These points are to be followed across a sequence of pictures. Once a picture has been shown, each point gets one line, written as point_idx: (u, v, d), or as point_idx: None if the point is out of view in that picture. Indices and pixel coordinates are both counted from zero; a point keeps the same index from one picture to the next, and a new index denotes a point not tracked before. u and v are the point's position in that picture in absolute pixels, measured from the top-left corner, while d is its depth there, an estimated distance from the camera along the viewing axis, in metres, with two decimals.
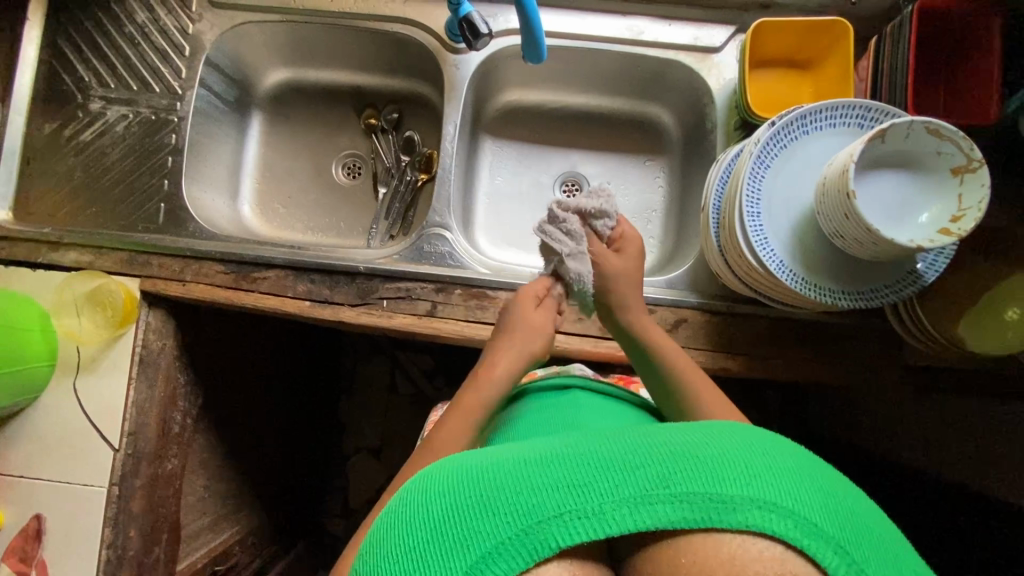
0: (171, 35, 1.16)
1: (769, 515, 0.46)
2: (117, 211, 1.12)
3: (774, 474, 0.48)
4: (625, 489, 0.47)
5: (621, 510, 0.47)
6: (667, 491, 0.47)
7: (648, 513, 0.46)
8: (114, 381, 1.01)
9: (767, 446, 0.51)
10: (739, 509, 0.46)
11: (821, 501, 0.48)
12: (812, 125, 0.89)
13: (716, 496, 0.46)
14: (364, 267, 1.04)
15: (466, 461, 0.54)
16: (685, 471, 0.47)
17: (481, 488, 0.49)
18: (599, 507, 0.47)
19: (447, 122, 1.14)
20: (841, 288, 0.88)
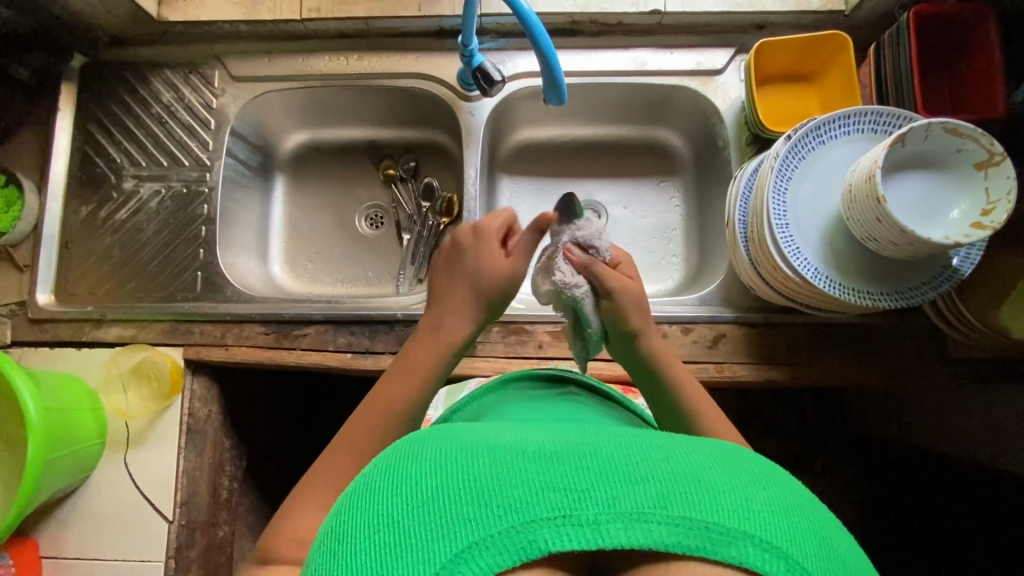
0: (195, 111, 0.91)
1: (763, 552, 0.32)
2: (160, 283, 0.87)
3: (772, 508, 0.33)
4: (618, 500, 0.33)
5: (614, 523, 0.32)
6: (670, 505, 0.32)
7: (642, 532, 0.32)
8: (163, 456, 0.81)
9: (797, 491, 0.37)
10: (748, 552, 0.32)
11: (811, 538, 0.33)
12: (827, 134, 0.70)
13: (724, 523, 0.32)
14: (401, 313, 0.81)
15: (468, 438, 0.39)
16: (690, 489, 0.33)
17: (464, 470, 0.35)
18: (587, 516, 0.32)
19: (468, 167, 0.88)
20: (878, 290, 0.68)
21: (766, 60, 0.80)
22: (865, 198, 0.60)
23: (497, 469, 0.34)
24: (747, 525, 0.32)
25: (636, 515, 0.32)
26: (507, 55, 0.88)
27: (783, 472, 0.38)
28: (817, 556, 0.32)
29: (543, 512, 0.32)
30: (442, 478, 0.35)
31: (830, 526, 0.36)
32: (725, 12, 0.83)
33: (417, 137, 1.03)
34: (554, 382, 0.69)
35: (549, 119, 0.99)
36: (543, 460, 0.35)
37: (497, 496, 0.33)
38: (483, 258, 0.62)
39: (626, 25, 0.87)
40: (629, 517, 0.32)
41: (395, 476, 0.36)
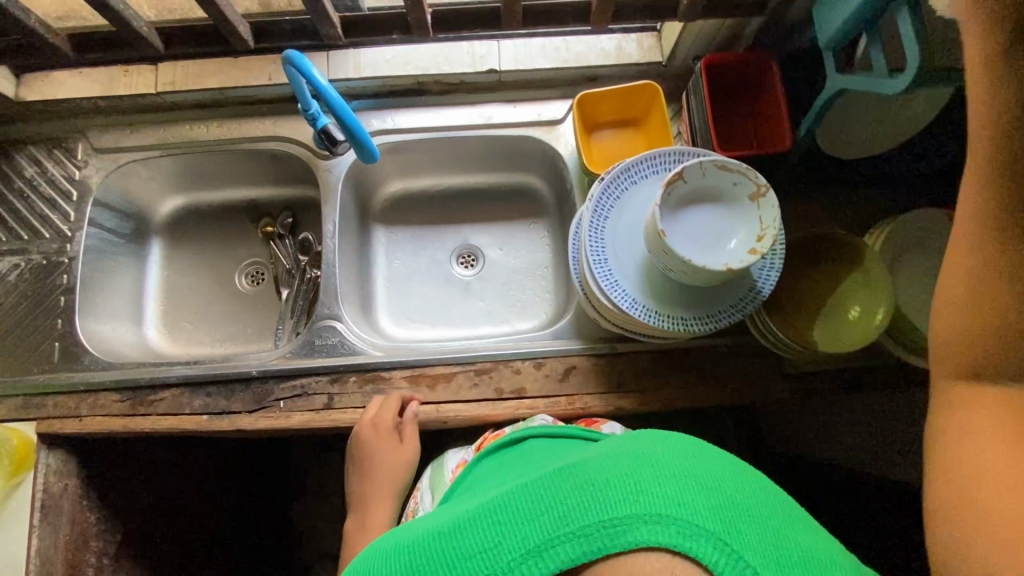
0: (55, 183, 0.92)
1: (653, 527, 0.38)
2: (15, 357, 0.86)
3: (655, 484, 0.40)
4: (530, 537, 0.39)
5: (529, 558, 0.39)
6: (573, 521, 0.39)
7: (554, 556, 0.38)
8: (15, 536, 0.80)
9: (691, 463, 0.42)
10: (644, 531, 0.38)
11: (694, 496, 0.39)
12: (638, 174, 0.76)
13: (617, 516, 0.38)
14: (256, 370, 0.82)
15: (420, 528, 0.46)
16: (582, 501, 0.39)
17: (418, 558, 0.42)
18: (512, 560, 0.39)
19: (327, 222, 0.91)
20: (692, 314, 0.72)
21: (592, 109, 0.87)
22: (653, 229, 0.65)
23: (436, 552, 0.42)
24: (635, 510, 0.38)
25: (545, 543, 0.39)
26: (361, 114, 0.93)
27: (678, 449, 0.43)
28: (705, 513, 0.38)
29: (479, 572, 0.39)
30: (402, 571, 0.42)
31: (726, 487, 0.41)
32: (556, 69, 0.90)
33: (295, 195, 1.07)
34: (511, 443, 0.68)
35: (417, 170, 1.04)
36: (469, 528, 0.42)
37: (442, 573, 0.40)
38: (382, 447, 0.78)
39: (468, 83, 0.92)
40: (539, 548, 0.39)
41: None
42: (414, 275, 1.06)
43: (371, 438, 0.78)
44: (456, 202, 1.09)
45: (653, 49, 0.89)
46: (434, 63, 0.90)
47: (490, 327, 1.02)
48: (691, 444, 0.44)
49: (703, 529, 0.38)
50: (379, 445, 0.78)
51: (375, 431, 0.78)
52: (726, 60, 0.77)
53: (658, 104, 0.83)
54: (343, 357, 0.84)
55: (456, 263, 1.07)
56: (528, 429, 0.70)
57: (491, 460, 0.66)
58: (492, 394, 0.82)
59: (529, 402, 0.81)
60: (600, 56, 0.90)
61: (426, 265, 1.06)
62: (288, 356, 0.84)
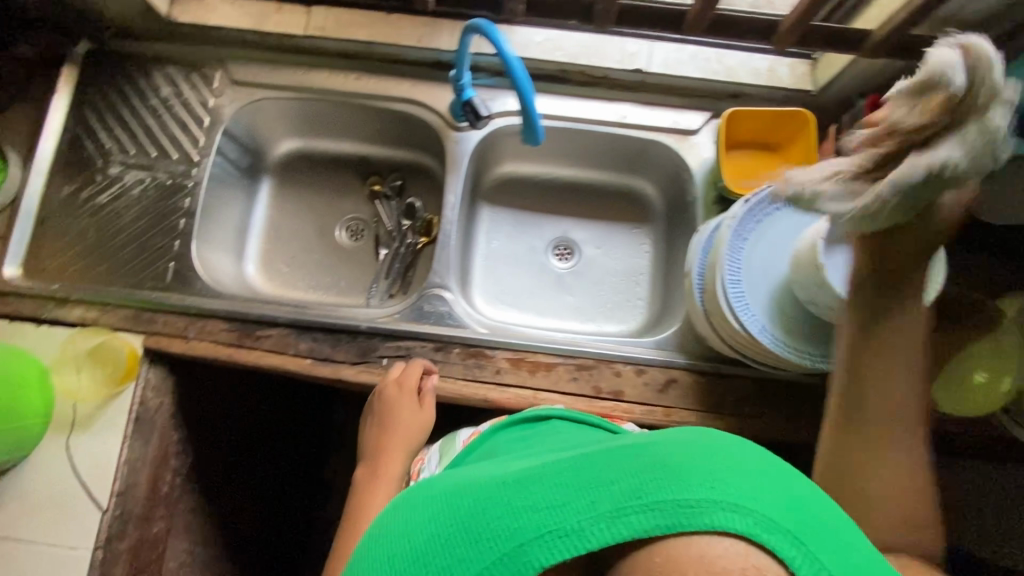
0: (190, 106, 0.93)
1: (732, 514, 0.33)
2: (130, 269, 0.87)
3: (738, 473, 0.35)
4: (592, 503, 0.34)
5: (591, 527, 0.34)
6: (641, 494, 0.34)
7: (622, 527, 0.33)
8: (108, 443, 0.81)
9: (759, 462, 0.37)
10: (716, 515, 0.33)
11: (775, 493, 0.34)
12: (785, 203, 0.75)
13: (690, 497, 0.33)
14: (364, 325, 0.83)
15: (460, 485, 0.42)
16: (654, 475, 0.34)
17: (464, 508, 0.38)
18: (569, 525, 0.34)
19: (449, 192, 0.91)
20: (819, 350, 0.72)
21: (737, 127, 0.86)
22: (810, 265, 0.65)
23: (480, 504, 0.37)
24: (708, 492, 0.34)
25: (611, 512, 0.34)
26: (500, 91, 0.93)
27: (741, 445, 0.38)
28: (778, 508, 0.33)
29: (528, 533, 0.34)
30: (440, 528, 0.38)
31: (800, 494, 0.36)
32: (704, 79, 0.90)
33: (405, 158, 1.07)
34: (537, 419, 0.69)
35: (534, 155, 1.04)
36: (518, 487, 0.37)
37: (486, 532, 0.35)
38: (402, 403, 0.76)
39: (611, 79, 0.92)
40: (604, 516, 0.34)
41: (404, 537, 0.40)
42: (510, 258, 1.06)
43: (388, 390, 0.78)
44: (561, 192, 1.08)
45: (804, 78, 0.89)
46: (585, 53, 0.90)
47: (579, 323, 1.02)
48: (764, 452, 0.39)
49: (778, 523, 0.33)
50: (398, 400, 0.77)
51: (399, 389, 0.78)
52: None
53: (807, 135, 0.82)
54: (450, 328, 0.85)
55: (552, 254, 1.07)
56: (557, 413, 0.70)
57: (517, 436, 0.65)
58: (590, 391, 0.82)
59: (626, 405, 0.81)
60: (751, 75, 0.89)
61: (523, 251, 1.07)
62: (398, 317, 0.85)
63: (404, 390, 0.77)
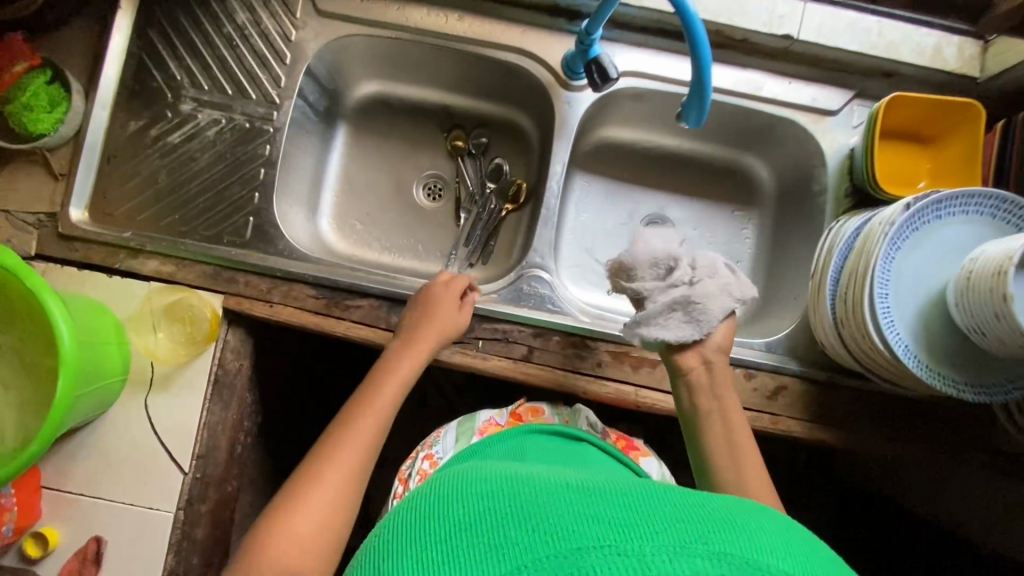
0: (269, 38, 0.82)
1: None
2: (205, 220, 0.80)
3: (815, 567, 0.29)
4: (656, 533, 0.29)
5: (657, 558, 0.28)
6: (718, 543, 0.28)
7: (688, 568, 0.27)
8: (188, 405, 0.77)
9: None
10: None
11: None
12: (948, 211, 0.68)
13: (765, 562, 0.28)
14: (461, 303, 0.77)
15: (499, 475, 0.37)
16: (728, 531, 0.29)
17: (511, 495, 0.33)
18: (630, 546, 0.28)
19: (555, 161, 0.83)
20: (965, 378, 0.66)
21: (891, 115, 0.76)
22: (987, 289, 0.58)
23: (531, 501, 0.32)
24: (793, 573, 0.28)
25: (679, 549, 0.28)
26: (620, 48, 0.82)
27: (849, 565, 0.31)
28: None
29: (587, 540, 0.28)
30: (485, 502, 0.33)
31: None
32: (858, 53, 0.79)
33: (494, 113, 0.97)
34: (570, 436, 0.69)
35: (639, 121, 0.94)
36: (574, 497, 0.32)
37: (541, 523, 0.30)
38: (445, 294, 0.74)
39: (750, 43, 0.81)
40: (672, 550, 0.28)
41: (430, 507, 0.34)
42: (599, 233, 0.98)
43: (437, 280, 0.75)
44: (661, 165, 0.99)
45: (971, 62, 0.78)
46: (728, 10, 0.78)
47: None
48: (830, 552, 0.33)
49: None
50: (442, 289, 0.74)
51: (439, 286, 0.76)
52: None
53: (974, 131, 0.73)
54: (550, 313, 0.79)
55: None
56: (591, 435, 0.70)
57: (551, 446, 0.65)
58: None
59: None
60: (913, 52, 0.78)
61: (613, 227, 0.99)
62: (495, 298, 0.79)
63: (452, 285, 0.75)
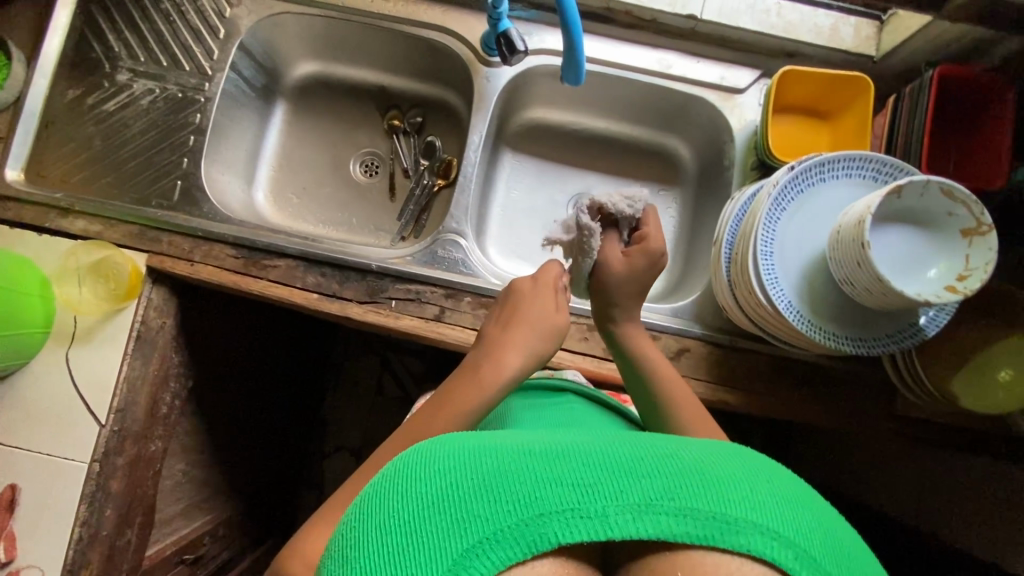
0: (205, 15, 0.87)
1: (771, 542, 0.32)
2: (137, 184, 0.84)
3: (765, 497, 0.34)
4: (626, 495, 0.33)
5: (622, 515, 0.32)
6: (677, 496, 0.33)
7: (653, 524, 0.32)
8: (108, 358, 0.79)
9: (787, 476, 0.37)
10: (756, 538, 0.32)
11: (787, 512, 0.34)
12: (831, 173, 0.70)
13: (732, 514, 0.32)
14: (375, 264, 0.80)
15: (457, 441, 0.38)
16: (685, 485, 0.33)
17: (470, 468, 0.35)
18: (597, 506, 0.32)
19: (473, 132, 0.87)
20: (845, 333, 0.68)
21: (787, 89, 0.80)
22: (850, 240, 0.61)
23: (493, 465, 0.34)
24: (754, 513, 0.33)
25: (644, 505, 0.32)
26: (536, 28, 0.86)
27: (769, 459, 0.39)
28: (800, 525, 0.33)
29: (551, 505, 0.32)
30: (447, 480, 0.34)
31: (816, 505, 0.36)
32: (758, 32, 0.83)
33: (428, 94, 1.01)
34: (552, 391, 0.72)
35: (565, 101, 0.98)
36: (545, 461, 0.34)
37: (504, 493, 0.33)
38: (542, 303, 0.68)
39: (658, 24, 0.85)
40: (637, 508, 0.32)
41: (387, 493, 0.36)
42: (529, 210, 1.01)
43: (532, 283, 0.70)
44: (590, 146, 1.02)
45: (868, 41, 0.82)
46: None
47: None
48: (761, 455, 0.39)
49: (817, 559, 0.32)
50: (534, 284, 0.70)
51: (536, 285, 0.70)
52: (965, 74, 0.70)
53: (863, 103, 0.76)
54: (464, 276, 0.82)
55: (573, 211, 1.02)
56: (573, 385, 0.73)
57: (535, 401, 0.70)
58: (600, 352, 0.80)
59: None
60: (811, 33, 0.82)
61: (542, 205, 1.02)
62: (409, 260, 0.82)
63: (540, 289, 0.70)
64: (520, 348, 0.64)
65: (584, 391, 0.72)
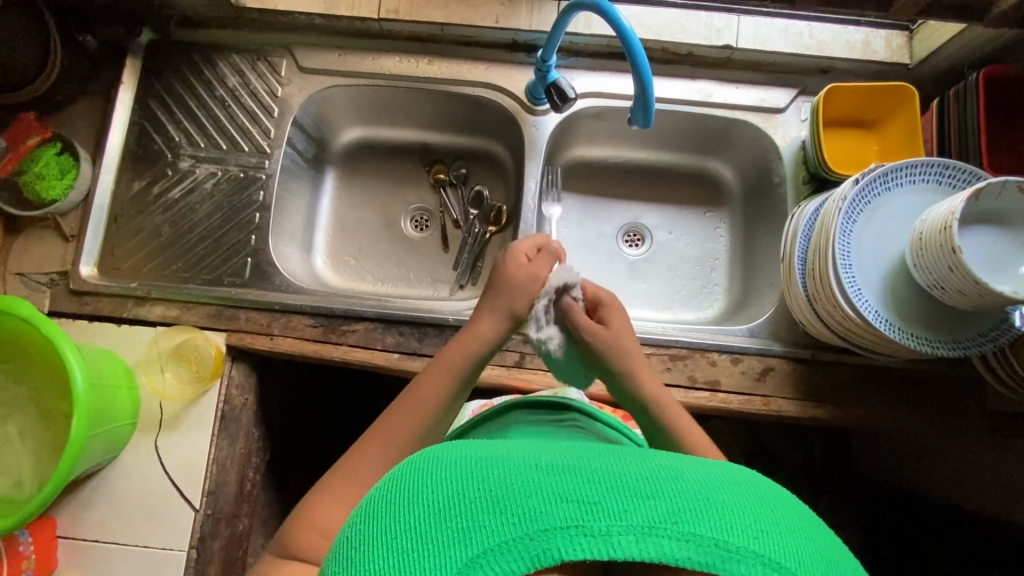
0: (258, 96, 0.90)
1: None
2: (207, 266, 0.86)
3: (769, 527, 0.34)
4: (631, 515, 0.33)
5: (626, 536, 0.32)
6: (681, 518, 0.33)
7: (656, 546, 0.32)
8: (197, 442, 0.79)
9: (794, 507, 0.37)
10: (758, 569, 0.32)
11: (788, 544, 0.33)
12: (896, 182, 0.72)
13: (734, 542, 0.32)
14: (451, 318, 0.81)
15: (469, 450, 0.38)
16: (688, 507, 0.33)
17: (483, 477, 0.35)
18: (602, 525, 0.32)
19: (529, 178, 0.89)
20: (939, 337, 0.69)
21: (831, 104, 0.82)
22: (938, 246, 0.62)
23: (506, 477, 0.35)
24: (754, 542, 0.32)
25: (648, 527, 0.32)
26: (578, 73, 0.90)
27: (775, 488, 0.38)
28: (803, 558, 0.33)
29: (557, 521, 0.32)
30: (458, 489, 0.35)
31: (817, 538, 0.35)
32: (793, 54, 0.86)
33: (471, 145, 1.03)
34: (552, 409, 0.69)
35: (605, 138, 1.00)
36: (556, 474, 0.34)
37: (513, 506, 0.33)
38: (517, 267, 0.67)
39: (694, 56, 0.88)
40: (642, 530, 0.32)
41: (402, 495, 0.36)
42: (580, 246, 1.03)
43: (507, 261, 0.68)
44: (631, 176, 1.05)
45: (901, 50, 0.85)
46: (668, 28, 0.86)
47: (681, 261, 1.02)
48: (774, 487, 0.38)
49: None
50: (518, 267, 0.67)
51: (513, 258, 0.68)
52: (1009, 75, 0.72)
53: (911, 111, 0.79)
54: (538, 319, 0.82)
55: (623, 241, 1.03)
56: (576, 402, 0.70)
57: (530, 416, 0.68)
58: (683, 380, 0.80)
59: (722, 395, 0.79)
60: (844, 49, 0.85)
61: (591, 239, 1.04)
62: None
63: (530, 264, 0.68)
64: (491, 324, 0.65)
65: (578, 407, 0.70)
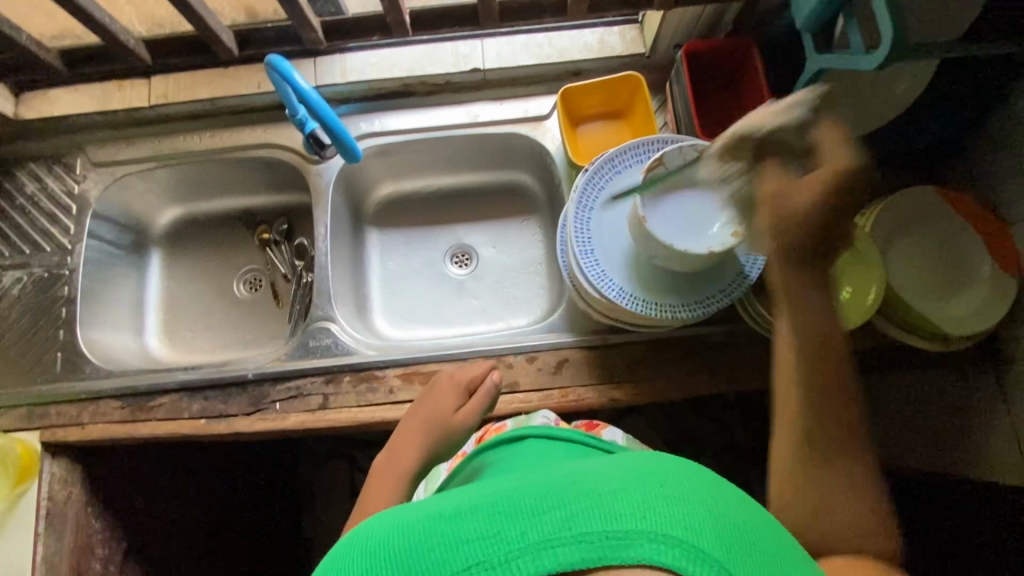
0: (56, 197, 0.95)
1: (661, 547, 0.34)
2: (20, 368, 0.88)
3: (653, 501, 0.37)
4: (529, 534, 0.35)
5: (522, 558, 0.34)
6: (573, 525, 0.35)
7: (550, 558, 0.34)
8: (19, 545, 0.80)
9: (678, 474, 0.40)
10: (643, 548, 0.34)
11: (675, 511, 0.36)
12: (624, 164, 0.75)
13: (616, 528, 0.35)
14: (252, 372, 0.83)
15: (388, 520, 0.41)
16: (576, 510, 0.36)
17: (396, 543, 0.37)
18: (501, 554, 0.34)
19: (319, 225, 0.93)
20: (684, 301, 0.72)
21: (576, 102, 0.87)
22: (635, 222, 0.65)
23: (412, 539, 0.37)
24: (640, 522, 0.35)
25: (542, 543, 0.35)
26: (350, 118, 0.94)
27: (667, 465, 0.41)
28: (687, 523, 0.36)
29: (459, 565, 0.34)
30: (371, 563, 0.37)
31: (720, 510, 0.38)
32: (539, 64, 0.91)
33: (290, 201, 1.07)
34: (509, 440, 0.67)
35: (410, 171, 1.04)
36: (458, 517, 0.37)
37: (419, 563, 0.35)
38: (441, 406, 0.74)
39: (454, 83, 0.94)
40: (536, 546, 0.35)
41: None
42: (408, 275, 1.05)
43: (438, 389, 0.76)
44: (447, 200, 1.08)
45: (636, 41, 0.90)
46: (419, 65, 0.92)
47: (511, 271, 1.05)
48: (666, 459, 0.42)
49: (701, 548, 0.35)
50: (440, 394, 0.75)
51: (451, 384, 0.75)
52: (705, 45, 0.77)
53: (641, 94, 0.84)
54: (337, 357, 0.85)
55: (451, 262, 1.05)
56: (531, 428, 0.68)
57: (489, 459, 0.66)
58: None
59: (523, 395, 0.81)
60: (583, 51, 0.91)
61: (420, 266, 1.05)
62: (284, 359, 0.85)
63: (450, 393, 0.75)
64: (411, 454, 0.72)
65: (539, 432, 0.67)
